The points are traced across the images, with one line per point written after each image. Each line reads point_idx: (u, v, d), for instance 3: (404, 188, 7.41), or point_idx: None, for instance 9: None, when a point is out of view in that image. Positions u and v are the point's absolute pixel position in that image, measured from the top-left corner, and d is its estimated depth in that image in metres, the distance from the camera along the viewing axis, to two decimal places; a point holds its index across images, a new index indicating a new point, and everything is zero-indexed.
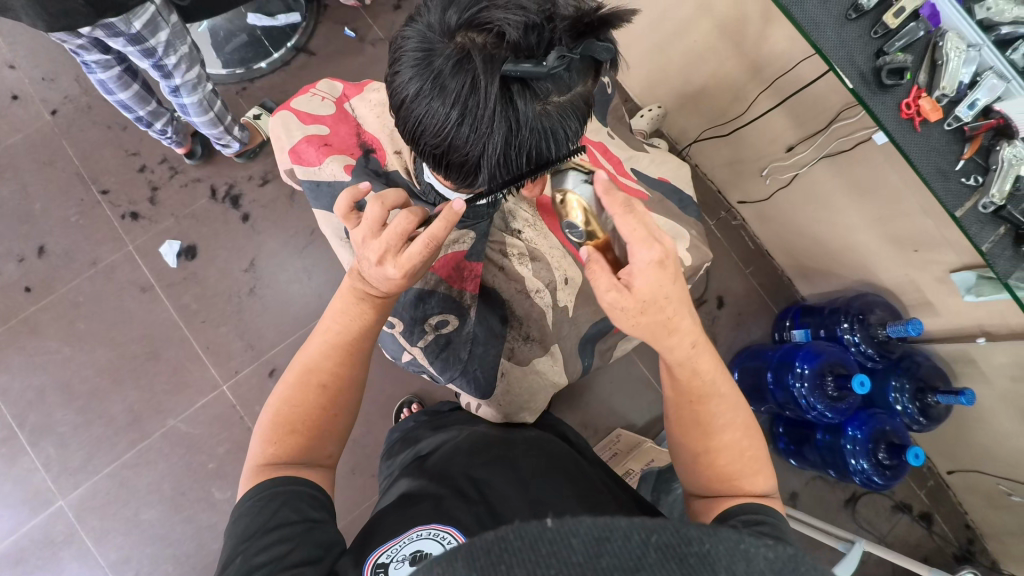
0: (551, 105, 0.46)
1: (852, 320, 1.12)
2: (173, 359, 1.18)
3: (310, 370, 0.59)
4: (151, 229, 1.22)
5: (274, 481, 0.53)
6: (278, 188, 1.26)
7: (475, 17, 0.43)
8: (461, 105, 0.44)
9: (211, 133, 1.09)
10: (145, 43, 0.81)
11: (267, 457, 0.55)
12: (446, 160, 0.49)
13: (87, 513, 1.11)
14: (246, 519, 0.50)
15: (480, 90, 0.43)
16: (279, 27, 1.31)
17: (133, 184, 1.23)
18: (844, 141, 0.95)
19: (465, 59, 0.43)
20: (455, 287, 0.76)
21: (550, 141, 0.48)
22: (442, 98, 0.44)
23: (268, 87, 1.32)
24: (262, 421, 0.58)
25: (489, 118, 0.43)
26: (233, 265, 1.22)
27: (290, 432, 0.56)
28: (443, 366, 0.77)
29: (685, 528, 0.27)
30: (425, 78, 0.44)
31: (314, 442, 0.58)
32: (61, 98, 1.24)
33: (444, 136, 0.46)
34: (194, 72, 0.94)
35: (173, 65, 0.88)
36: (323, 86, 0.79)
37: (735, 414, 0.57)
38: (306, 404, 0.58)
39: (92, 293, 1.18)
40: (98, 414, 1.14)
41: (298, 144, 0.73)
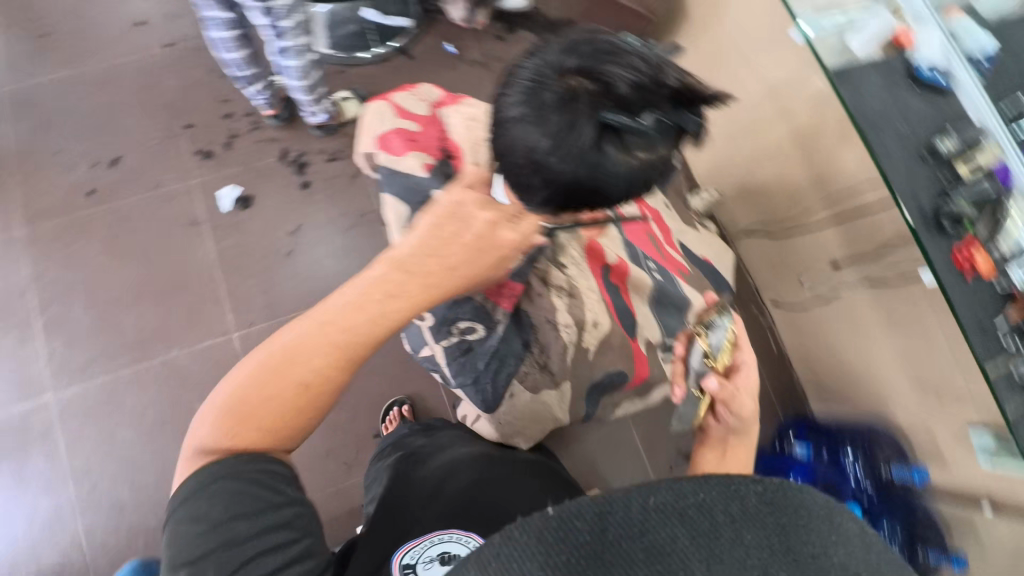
0: (635, 157, 0.49)
1: (856, 449, 1.12)
2: (196, 296, 1.21)
3: (300, 351, 0.45)
4: (217, 171, 1.28)
5: (241, 477, 0.41)
6: (342, 167, 1.32)
7: (590, 64, 0.47)
8: (555, 138, 0.47)
9: (305, 99, 1.18)
10: (268, 3, 0.89)
11: (219, 449, 0.42)
12: (525, 180, 0.53)
13: (69, 415, 1.13)
14: (211, 522, 0.40)
15: (577, 130, 0.46)
16: (390, 26, 1.41)
17: (215, 127, 1.31)
18: (889, 272, 0.96)
19: (571, 100, 0.46)
20: (491, 300, 0.74)
21: (624, 187, 0.52)
22: (539, 128, 0.47)
23: (362, 75, 1.41)
24: (220, 399, 0.44)
25: (577, 156, 0.47)
26: (279, 226, 1.27)
27: (256, 426, 0.43)
28: (458, 369, 0.76)
29: (678, 486, 0.26)
30: (530, 106, 0.47)
31: (283, 437, 0.45)
32: (179, 35, 1.36)
33: (531, 160, 0.50)
34: (304, 40, 1.01)
35: (286, 29, 0.96)
36: (423, 90, 0.84)
37: None
38: (282, 398, 0.44)
39: (144, 213, 1.24)
40: (111, 327, 1.18)
41: (387, 133, 0.78)
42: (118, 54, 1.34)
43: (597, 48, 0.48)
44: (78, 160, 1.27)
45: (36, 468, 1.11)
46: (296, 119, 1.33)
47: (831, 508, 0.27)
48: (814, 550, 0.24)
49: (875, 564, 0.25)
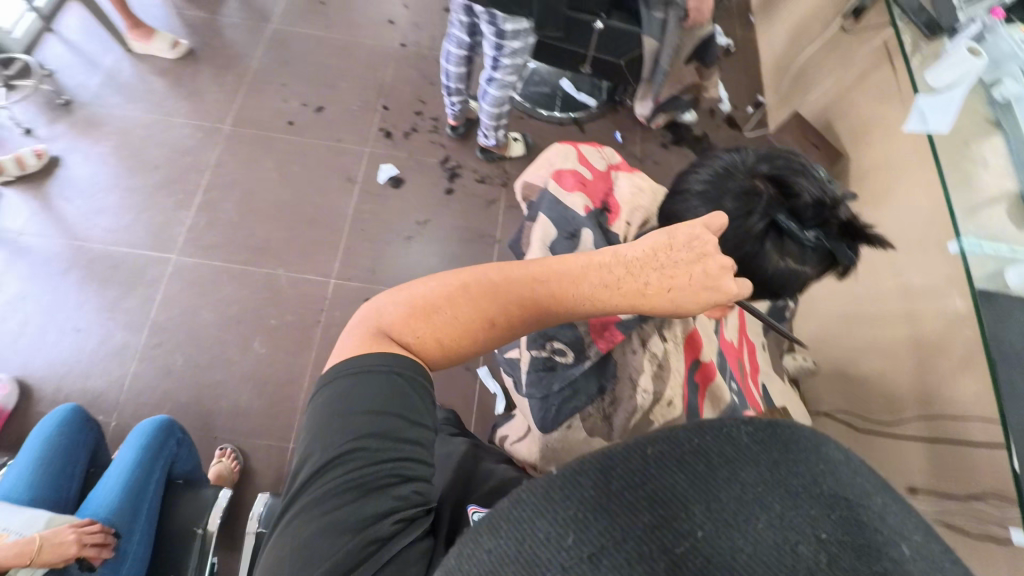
0: (785, 264, 0.52)
1: None
2: (321, 235, 1.36)
3: (495, 286, 0.47)
4: (388, 150, 1.48)
5: (397, 366, 0.45)
6: (486, 190, 1.46)
7: (773, 178, 0.52)
8: (725, 218, 0.50)
9: (487, 123, 1.34)
10: (502, 39, 1.10)
11: (395, 337, 0.47)
12: None
13: (178, 279, 1.29)
14: (351, 408, 0.43)
15: (748, 219, 0.50)
16: (576, 100, 1.61)
17: (404, 117, 1.53)
18: (974, 524, 0.81)
19: (753, 194, 0.51)
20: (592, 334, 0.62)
21: (765, 286, 0.55)
22: (714, 205, 0.51)
23: (536, 127, 1.58)
24: (415, 290, 0.48)
25: (740, 239, 0.50)
26: (412, 212, 1.41)
27: (428, 329, 0.46)
28: (532, 383, 0.65)
29: (674, 435, 0.22)
30: (715, 186, 0.52)
31: (437, 353, 0.48)
32: (415, 45, 1.65)
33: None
34: (511, 77, 1.21)
35: (503, 63, 1.16)
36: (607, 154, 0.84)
37: None
38: (458, 316, 0.47)
39: (318, 156, 1.45)
40: (247, 227, 1.36)
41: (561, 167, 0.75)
42: (365, 38, 1.64)
43: (784, 167, 0.53)
44: (294, 97, 1.53)
45: (132, 307, 1.26)
46: (469, 137, 1.52)
47: (819, 439, 0.23)
48: (804, 479, 0.21)
49: (866, 488, 0.21)
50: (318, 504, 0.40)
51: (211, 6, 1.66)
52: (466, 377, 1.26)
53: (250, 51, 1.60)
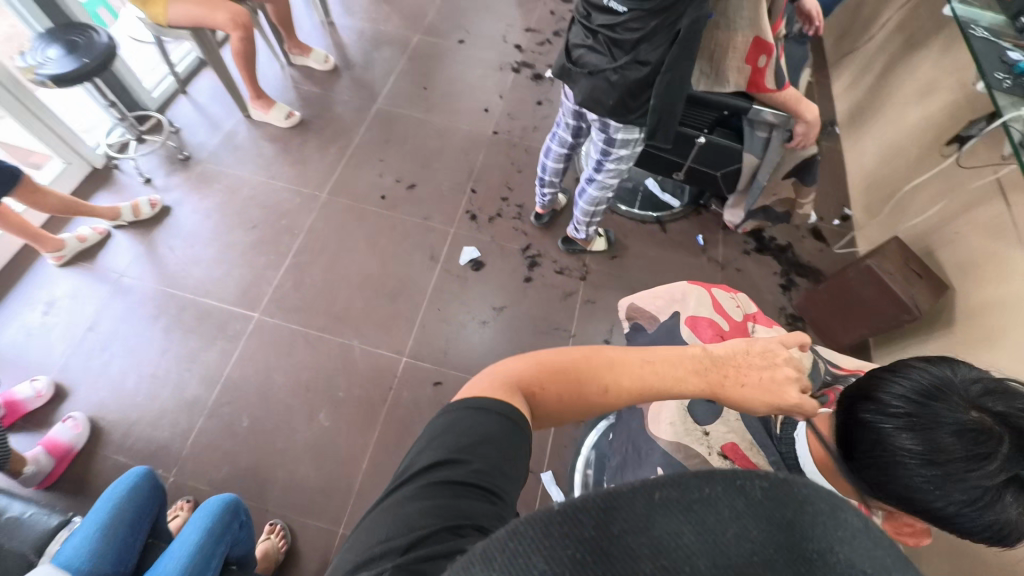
0: (1012, 518, 0.44)
1: None
2: (398, 308, 1.38)
3: (610, 353, 0.48)
4: (471, 231, 1.51)
5: (511, 412, 0.43)
6: (564, 281, 1.45)
7: (1007, 414, 0.43)
8: (948, 466, 0.42)
9: (580, 217, 1.36)
10: (612, 146, 1.13)
11: (523, 391, 0.46)
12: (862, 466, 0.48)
13: (257, 337, 1.32)
14: (454, 438, 0.41)
15: (981, 472, 0.42)
16: (660, 200, 1.62)
17: (491, 201, 1.57)
18: None
19: (981, 436, 0.42)
20: None
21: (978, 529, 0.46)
22: (931, 445, 0.43)
23: (618, 222, 1.59)
24: (546, 354, 0.48)
25: (963, 491, 0.42)
26: (489, 296, 1.41)
27: (551, 389, 0.46)
28: None
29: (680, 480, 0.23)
30: (925, 417, 0.43)
31: (551, 413, 0.47)
32: (506, 133, 1.72)
33: (892, 463, 0.45)
34: (613, 180, 1.22)
35: (607, 167, 1.18)
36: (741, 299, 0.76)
37: None
38: (584, 383, 0.47)
39: (405, 231, 1.50)
40: (330, 293, 1.39)
41: (699, 316, 0.69)
42: (460, 122, 1.74)
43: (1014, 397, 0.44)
44: (389, 173, 1.61)
45: (210, 359, 1.29)
46: (551, 227, 1.54)
47: (825, 497, 0.23)
48: (812, 544, 0.21)
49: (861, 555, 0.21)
50: (413, 507, 0.36)
51: (325, 83, 1.81)
52: (527, 479, 1.19)
53: (354, 126, 1.71)
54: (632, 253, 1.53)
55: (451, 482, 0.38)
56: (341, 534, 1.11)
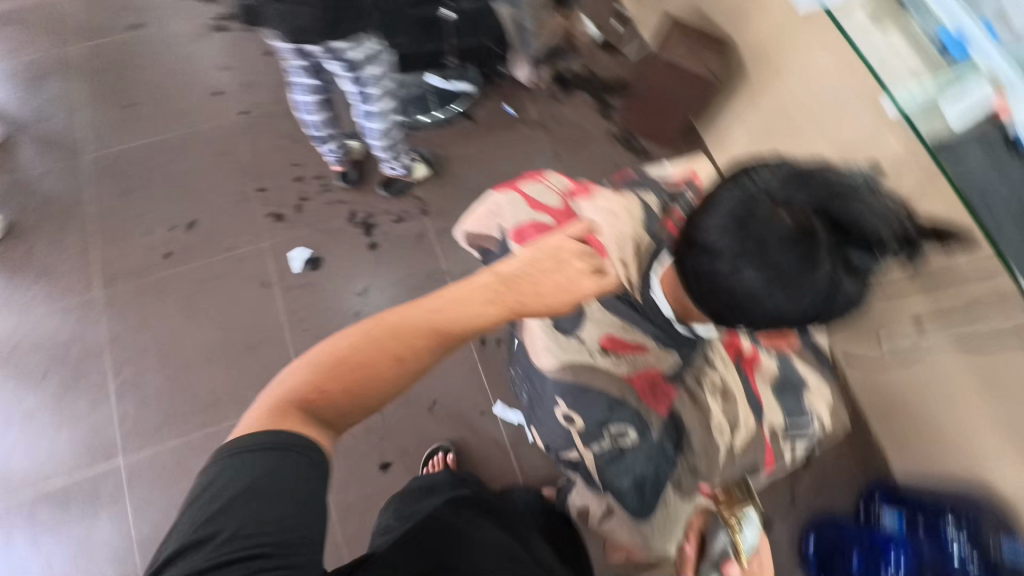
0: (867, 287, 0.45)
1: (959, 520, 1.05)
2: (265, 356, 1.22)
3: (399, 325, 0.50)
4: (287, 233, 1.32)
5: (296, 436, 0.46)
6: (409, 227, 1.34)
7: (819, 206, 0.43)
8: (787, 278, 0.42)
9: (383, 152, 1.22)
10: (358, 70, 0.95)
11: (310, 396, 0.48)
12: (723, 314, 0.47)
13: (137, 478, 1.12)
14: (253, 467, 0.45)
15: (817, 269, 0.42)
16: (452, 91, 1.47)
17: (286, 190, 1.36)
18: None
19: (802, 239, 0.42)
20: (647, 405, 0.70)
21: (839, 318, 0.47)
22: (769, 266, 0.43)
23: (425, 138, 1.45)
24: (336, 347, 0.50)
25: (812, 293, 0.43)
26: (347, 286, 1.28)
27: (342, 385, 0.48)
28: (609, 475, 0.73)
29: None
30: (749, 242, 0.43)
31: (350, 412, 0.50)
32: (255, 105, 1.45)
33: (746, 299, 0.44)
34: (386, 103, 1.06)
35: (371, 93, 1.02)
36: (551, 176, 0.75)
37: None
38: (371, 367, 0.49)
39: (218, 275, 1.28)
40: (184, 386, 1.19)
41: (521, 225, 0.68)
42: (195, 121, 1.43)
43: (822, 187, 0.44)
44: (156, 225, 1.32)
45: (102, 534, 1.08)
46: (363, 181, 1.37)
47: None
48: None
49: None
50: (209, 556, 0.42)
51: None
52: (485, 423, 1.19)
53: (75, 194, 1.35)
54: (456, 161, 1.42)
55: (242, 549, 0.42)
56: None
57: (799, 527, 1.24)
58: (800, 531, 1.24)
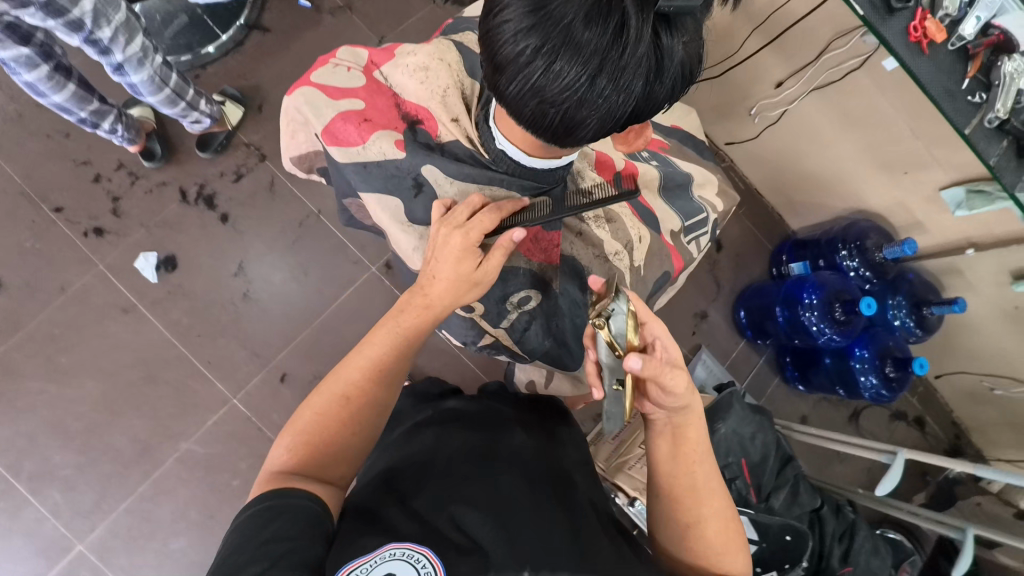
0: (686, 38, 0.46)
1: (850, 248, 1.19)
2: (172, 380, 1.09)
3: (340, 379, 0.58)
4: (120, 244, 1.11)
5: (279, 489, 0.50)
6: (256, 181, 1.16)
7: None
8: (599, 60, 0.43)
9: (173, 112, 0.98)
10: (67, 14, 0.69)
11: (290, 463, 0.54)
12: (568, 118, 0.48)
13: (112, 554, 1.03)
14: (244, 528, 0.47)
15: (626, 38, 0.43)
16: (224, 3, 1.19)
17: (90, 196, 1.11)
18: (833, 73, 1.00)
19: (604, 8, 0.42)
20: (537, 261, 0.67)
21: (674, 82, 0.49)
22: (579, 54, 0.43)
23: (224, 73, 1.20)
24: (300, 418, 0.57)
25: (628, 66, 0.44)
26: (220, 272, 1.13)
27: (311, 443, 0.55)
28: (530, 344, 0.71)
29: None
30: (556, 32, 0.43)
31: (327, 460, 0.56)
32: None
33: (573, 98, 0.45)
34: (139, 43, 0.81)
35: (108, 38, 0.76)
36: (344, 55, 0.72)
37: (713, 484, 0.57)
38: (330, 413, 0.57)
39: (68, 323, 1.07)
40: (103, 451, 1.05)
41: (332, 122, 0.67)
42: None
43: None
44: None
45: None
46: (177, 152, 1.14)
47: None
48: None
49: None
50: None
51: None
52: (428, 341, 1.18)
53: None
54: (273, 89, 1.21)
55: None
56: None
57: (730, 304, 1.38)
58: (732, 308, 1.38)
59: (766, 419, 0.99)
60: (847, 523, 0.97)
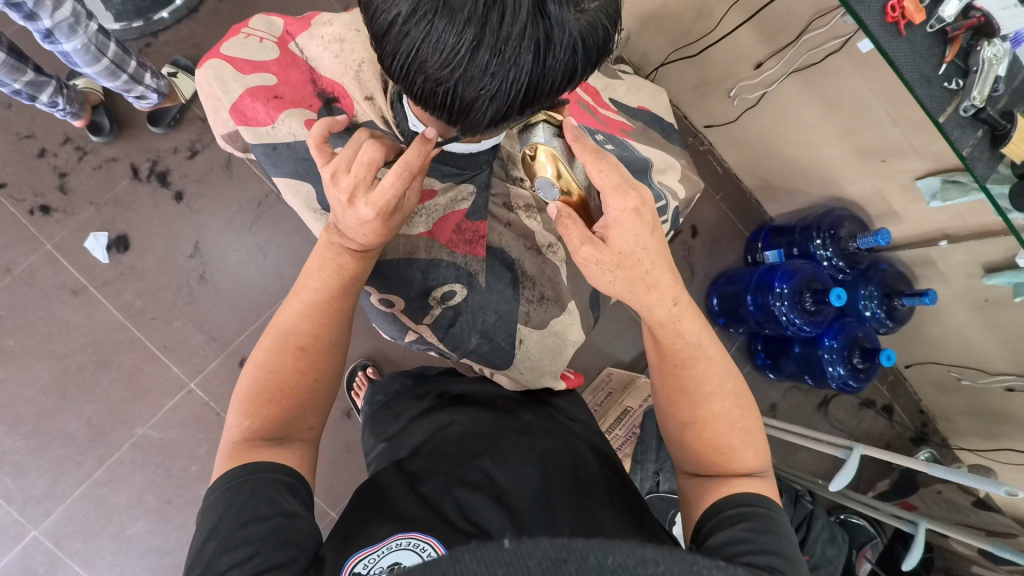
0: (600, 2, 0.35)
1: (824, 237, 1.16)
2: (128, 365, 1.06)
3: (287, 334, 0.52)
4: (68, 223, 1.05)
5: (248, 464, 0.46)
6: (212, 157, 1.11)
7: None
8: (477, 24, 0.32)
9: (115, 85, 0.92)
10: None
11: (249, 430, 0.48)
12: (451, 100, 0.36)
13: (68, 539, 1.01)
14: (217, 510, 0.43)
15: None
16: None
17: (33, 171, 1.04)
18: (813, 54, 0.96)
19: None
20: (461, 252, 0.66)
21: (585, 62, 0.37)
22: (451, 14, 0.32)
23: (177, 41, 1.14)
24: (245, 385, 0.51)
25: (518, 33, 0.32)
26: (175, 253, 1.09)
27: (269, 402, 0.50)
28: (455, 341, 0.68)
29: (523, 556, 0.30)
30: None
31: (293, 415, 0.51)
32: None
33: (450, 74, 0.34)
34: (67, 10, 0.75)
35: (33, 3, 0.70)
36: (258, 24, 0.67)
37: (724, 381, 0.53)
38: (284, 369, 0.51)
39: (14, 305, 1.02)
40: (55, 436, 1.02)
41: (240, 99, 0.63)
42: None
43: None
44: None
45: None
46: (126, 125, 1.08)
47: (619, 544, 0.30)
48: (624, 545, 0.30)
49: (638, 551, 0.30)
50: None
51: None
52: None
53: None
54: None
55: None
56: (336, 517, 1.09)
57: (704, 290, 1.36)
58: (705, 294, 1.36)
59: None
60: (805, 512, 0.98)
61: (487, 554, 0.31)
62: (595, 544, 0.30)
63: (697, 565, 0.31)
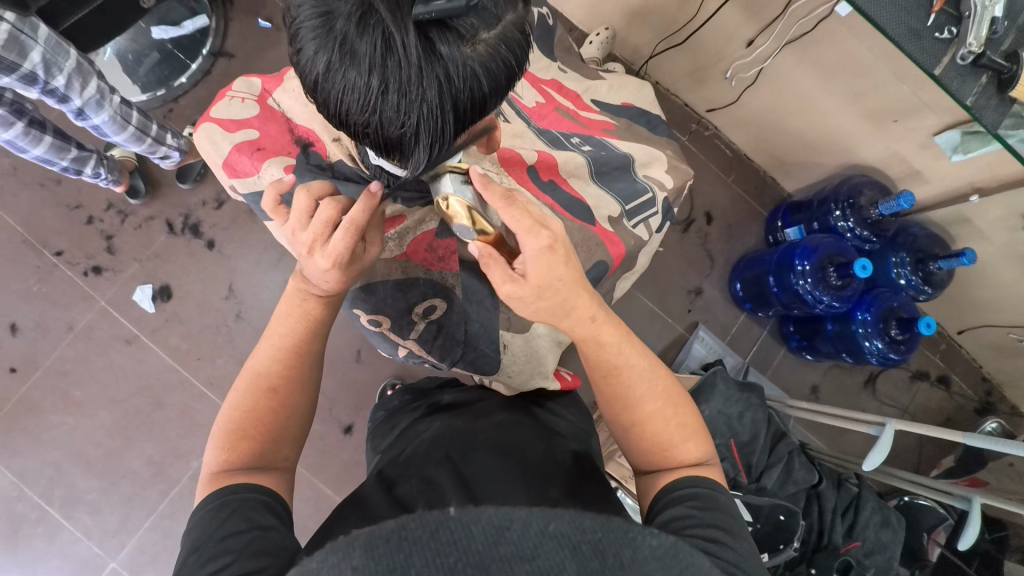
0: (492, 32, 0.37)
1: (843, 208, 1.12)
2: (180, 403, 1.14)
3: (260, 375, 0.56)
4: (117, 279, 1.16)
5: (226, 490, 0.49)
6: (236, 206, 1.20)
7: None
8: (380, 73, 0.35)
9: (141, 148, 1.01)
10: (20, 69, 0.71)
11: (224, 463, 0.52)
12: (381, 139, 0.40)
13: (142, 567, 1.10)
14: (197, 530, 0.46)
15: (397, 43, 0.34)
16: (188, 34, 1.21)
17: (84, 237, 1.16)
18: (803, 23, 0.93)
19: (368, 13, 0.34)
20: (436, 269, 0.68)
21: (493, 86, 0.39)
22: (356, 66, 0.35)
23: (196, 103, 1.23)
24: (221, 425, 0.55)
25: (415, 76, 0.35)
26: (211, 295, 1.17)
27: (244, 438, 0.54)
28: (442, 352, 0.71)
29: (470, 526, 0.29)
30: (331, 47, 0.35)
31: (268, 446, 0.55)
32: None
33: (371, 117, 0.38)
34: (94, 87, 0.83)
35: (64, 86, 0.78)
36: (239, 86, 0.73)
37: (651, 382, 0.53)
38: (257, 407, 0.55)
39: (78, 359, 1.13)
40: (121, 474, 1.11)
41: (229, 155, 0.69)
42: None
43: None
44: None
45: None
46: (158, 184, 1.18)
47: (556, 517, 0.30)
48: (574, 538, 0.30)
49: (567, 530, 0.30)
50: None
51: None
52: None
53: None
54: None
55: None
56: None
57: (724, 278, 1.34)
58: (726, 282, 1.34)
59: (755, 396, 0.95)
60: (851, 496, 0.94)
61: (433, 520, 0.29)
62: (537, 513, 0.30)
63: (632, 533, 0.31)
